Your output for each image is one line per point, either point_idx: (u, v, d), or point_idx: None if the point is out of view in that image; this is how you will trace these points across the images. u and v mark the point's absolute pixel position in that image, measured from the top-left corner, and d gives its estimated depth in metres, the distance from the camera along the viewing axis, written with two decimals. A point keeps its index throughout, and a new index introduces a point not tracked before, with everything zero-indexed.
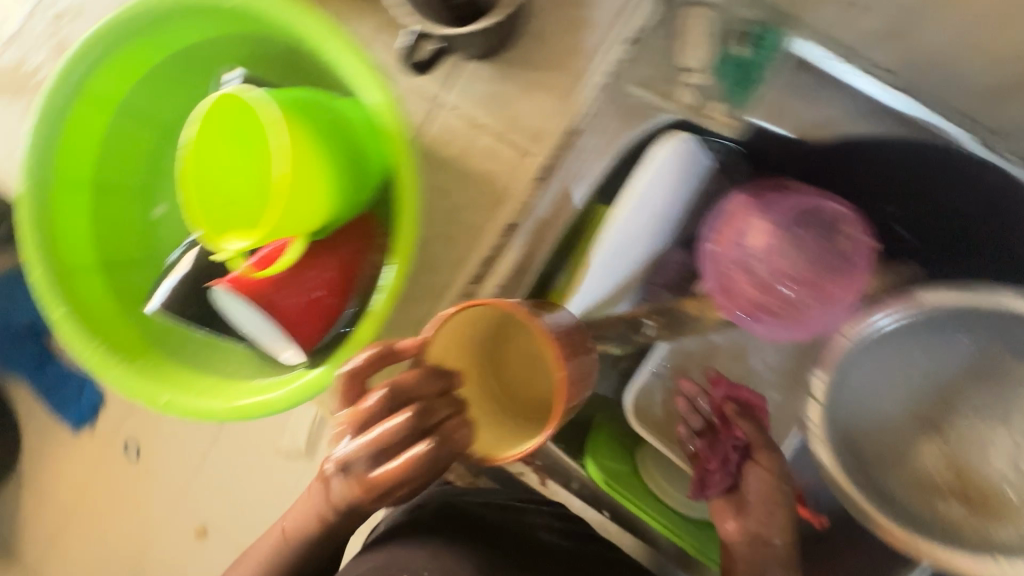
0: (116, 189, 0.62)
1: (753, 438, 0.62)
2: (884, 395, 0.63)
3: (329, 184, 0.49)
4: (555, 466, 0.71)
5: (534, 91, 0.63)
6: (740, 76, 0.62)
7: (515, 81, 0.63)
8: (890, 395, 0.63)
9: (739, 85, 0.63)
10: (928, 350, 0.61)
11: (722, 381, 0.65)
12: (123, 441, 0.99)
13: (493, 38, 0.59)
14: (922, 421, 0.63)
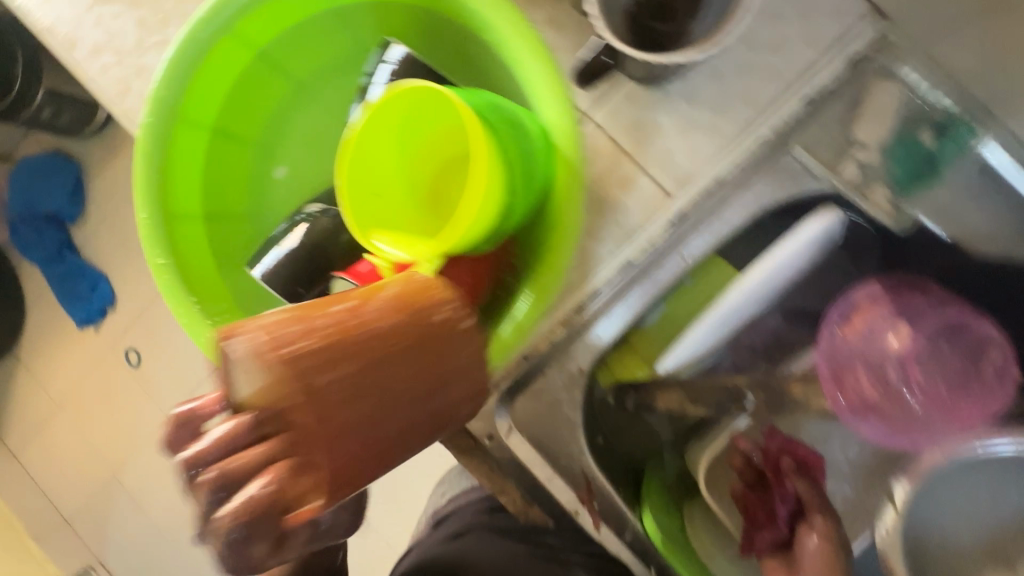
0: (235, 137, 0.58)
1: (807, 495, 0.60)
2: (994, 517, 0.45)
3: (496, 194, 0.41)
4: (610, 514, 0.67)
5: (692, 130, 0.59)
6: (917, 165, 0.59)
7: (674, 115, 0.59)
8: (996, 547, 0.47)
9: (914, 176, 0.59)
10: None
11: (777, 434, 0.65)
12: (126, 350, 1.30)
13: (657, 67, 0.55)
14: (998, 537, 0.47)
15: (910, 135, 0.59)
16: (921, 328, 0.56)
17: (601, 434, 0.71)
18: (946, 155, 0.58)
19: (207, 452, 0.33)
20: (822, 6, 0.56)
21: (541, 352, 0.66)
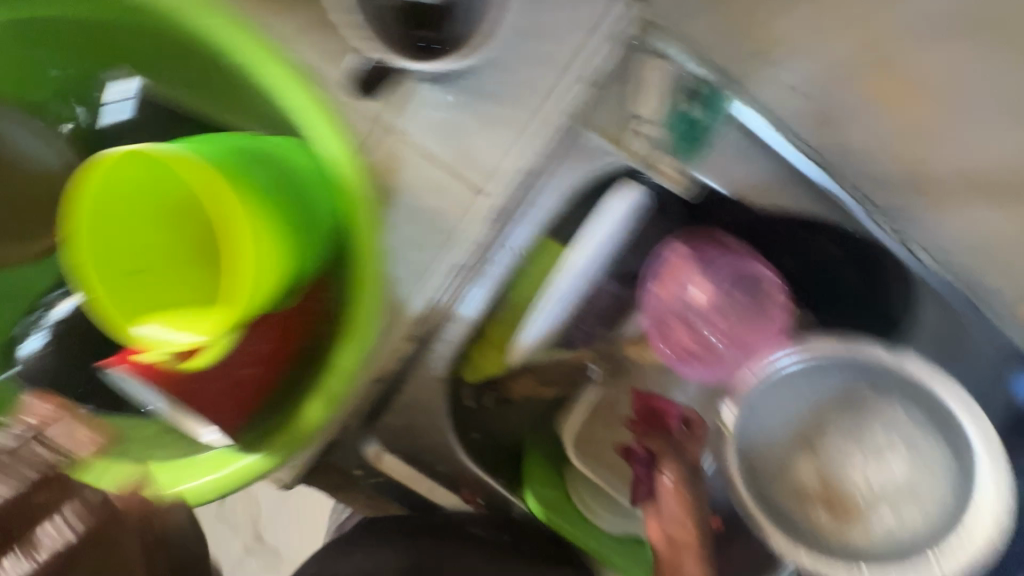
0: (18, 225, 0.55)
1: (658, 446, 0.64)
2: (786, 421, 0.66)
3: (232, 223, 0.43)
4: (493, 501, 0.72)
5: (489, 125, 0.59)
6: (688, 129, 0.64)
7: (465, 112, 0.59)
8: (785, 417, 0.66)
9: (689, 140, 0.64)
10: (815, 390, 0.66)
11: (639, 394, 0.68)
12: None
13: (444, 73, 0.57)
14: (801, 441, 0.66)
15: (677, 104, 0.64)
16: (717, 279, 0.66)
17: (475, 430, 0.73)
18: (708, 120, 0.65)
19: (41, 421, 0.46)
20: None
21: (389, 373, 0.63)
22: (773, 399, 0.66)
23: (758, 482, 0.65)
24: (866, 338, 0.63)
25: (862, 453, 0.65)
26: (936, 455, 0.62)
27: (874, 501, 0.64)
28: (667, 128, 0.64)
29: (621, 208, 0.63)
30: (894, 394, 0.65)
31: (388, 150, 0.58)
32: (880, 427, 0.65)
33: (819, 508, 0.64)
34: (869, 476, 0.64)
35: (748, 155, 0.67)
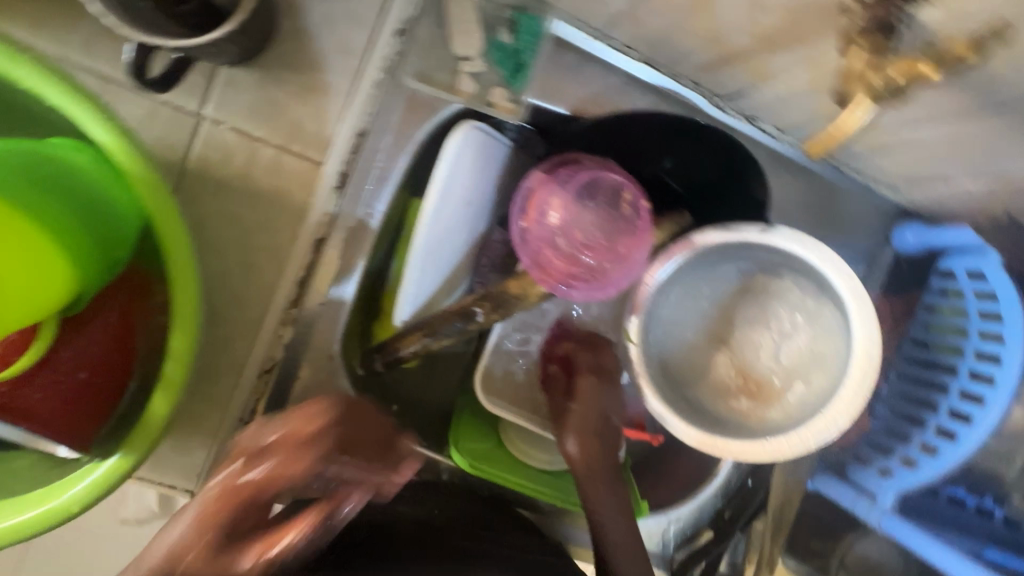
0: None
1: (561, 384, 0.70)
2: (688, 317, 0.72)
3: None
4: (419, 464, 0.73)
5: (309, 96, 0.60)
6: (511, 58, 0.64)
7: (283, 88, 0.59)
8: (690, 321, 0.73)
9: (511, 71, 0.65)
10: (709, 281, 0.72)
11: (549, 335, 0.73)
12: None
13: (243, 48, 0.55)
14: (709, 332, 0.72)
15: (493, 36, 0.64)
16: (575, 196, 0.66)
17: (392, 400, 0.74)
18: (528, 46, 0.64)
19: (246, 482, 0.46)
20: None
21: (274, 362, 0.63)
22: (675, 300, 0.72)
23: (676, 386, 0.72)
24: (739, 224, 0.67)
25: (766, 331, 0.70)
26: (818, 317, 0.68)
27: (785, 376, 0.69)
28: (487, 64, 0.64)
29: (458, 146, 0.62)
30: (780, 270, 0.70)
31: (212, 141, 0.58)
32: (777, 305, 0.71)
33: (738, 396, 0.70)
34: (775, 351, 0.70)
35: (581, 71, 0.68)
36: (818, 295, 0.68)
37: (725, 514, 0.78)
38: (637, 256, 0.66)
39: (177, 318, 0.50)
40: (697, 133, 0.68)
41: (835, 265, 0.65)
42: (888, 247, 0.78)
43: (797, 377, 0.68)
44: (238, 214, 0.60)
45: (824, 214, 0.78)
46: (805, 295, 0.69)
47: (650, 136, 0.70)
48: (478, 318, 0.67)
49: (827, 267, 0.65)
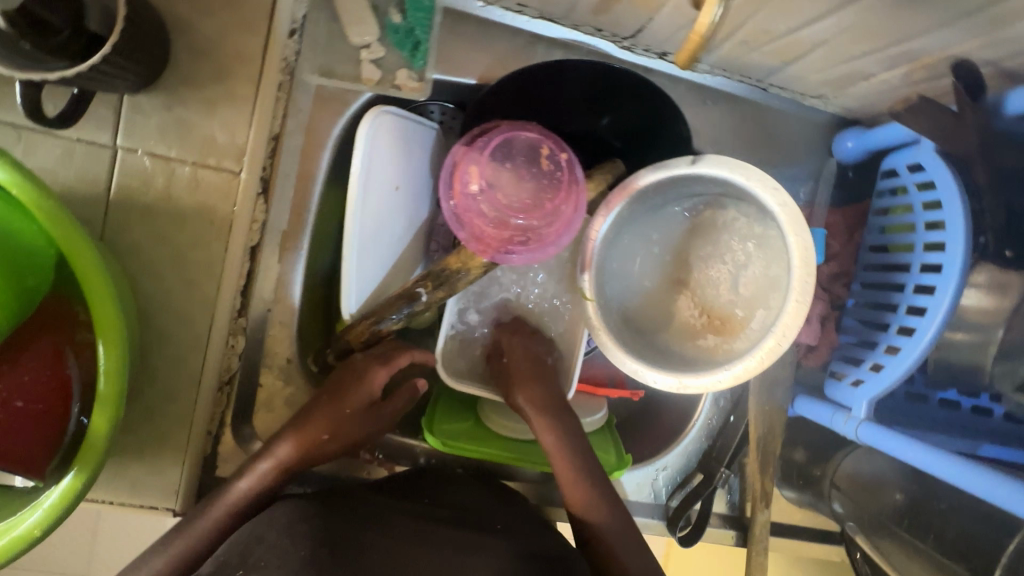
0: None
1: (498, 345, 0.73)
2: (641, 263, 0.72)
3: None
4: (393, 450, 0.74)
5: (215, 107, 0.61)
6: (407, 37, 0.64)
7: (189, 106, 0.60)
8: (647, 269, 0.73)
9: (411, 51, 0.65)
10: (655, 224, 0.72)
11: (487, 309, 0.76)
12: None
13: (142, 72, 0.57)
14: (664, 273, 0.72)
15: (386, 20, 0.64)
16: (496, 161, 0.66)
17: None
18: (421, 22, 0.64)
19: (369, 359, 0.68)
20: None
21: (231, 373, 0.67)
22: (625, 249, 0.72)
23: (643, 335, 0.72)
24: (670, 160, 0.66)
25: (720, 263, 0.69)
26: (766, 241, 0.66)
27: (746, 306, 0.67)
28: (387, 49, 0.65)
29: (371, 132, 0.63)
30: (724, 200, 0.68)
31: (130, 168, 0.60)
32: (726, 235, 0.68)
33: (704, 334, 0.69)
34: (731, 281, 0.68)
35: (482, 40, 0.69)
36: (761, 218, 0.66)
37: (713, 453, 0.77)
38: (567, 210, 0.65)
39: (108, 327, 0.47)
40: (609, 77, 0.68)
41: (761, 181, 0.61)
42: (830, 158, 0.77)
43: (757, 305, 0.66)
44: (169, 235, 0.61)
45: (758, 139, 0.77)
46: (751, 222, 0.67)
47: (564, 92, 0.70)
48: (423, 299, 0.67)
49: (759, 187, 0.62)
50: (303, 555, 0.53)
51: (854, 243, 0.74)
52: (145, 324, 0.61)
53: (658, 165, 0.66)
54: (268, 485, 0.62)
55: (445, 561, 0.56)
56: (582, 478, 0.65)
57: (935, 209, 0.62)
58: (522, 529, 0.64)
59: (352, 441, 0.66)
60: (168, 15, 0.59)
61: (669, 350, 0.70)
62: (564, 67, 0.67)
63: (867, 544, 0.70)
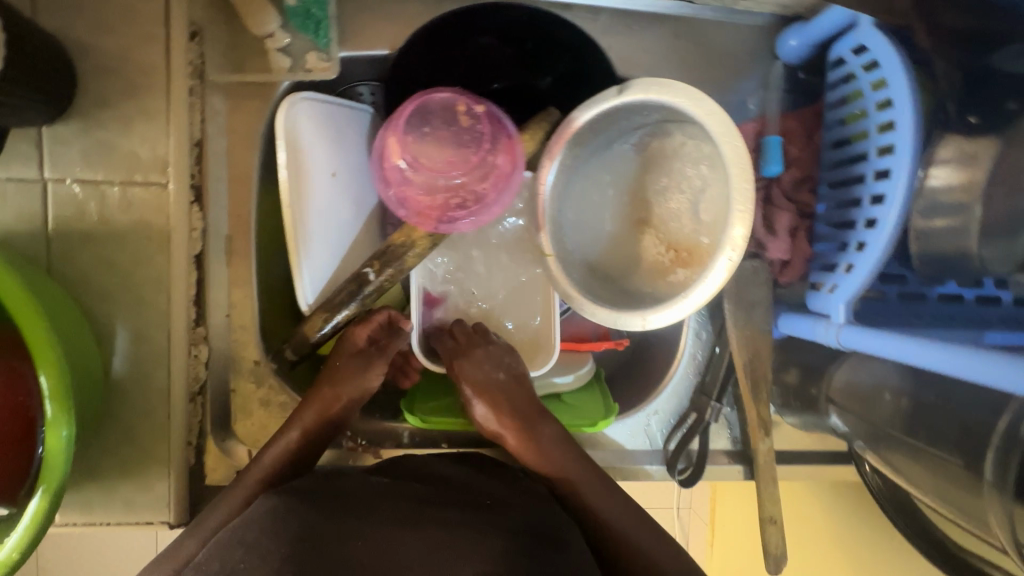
0: None
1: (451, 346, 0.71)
2: (599, 207, 0.69)
3: None
4: (377, 435, 0.74)
5: (133, 123, 0.61)
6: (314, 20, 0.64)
7: (106, 126, 0.61)
8: (605, 214, 0.69)
9: (315, 31, 0.64)
10: (606, 163, 0.69)
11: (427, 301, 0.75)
12: None
13: (53, 98, 0.57)
14: (625, 214, 0.69)
15: (284, 5, 0.64)
16: (412, 128, 0.64)
17: None
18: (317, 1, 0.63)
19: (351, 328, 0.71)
20: None
21: (202, 384, 0.67)
22: (580, 196, 0.69)
23: (613, 284, 0.68)
24: (601, 93, 0.62)
25: (679, 193, 0.65)
26: (716, 160, 0.62)
27: (709, 233, 0.63)
28: (292, 34, 0.65)
29: (293, 126, 0.62)
30: (671, 125, 0.64)
31: (62, 198, 0.60)
32: (679, 162, 0.65)
33: (674, 269, 0.65)
34: (692, 209, 0.65)
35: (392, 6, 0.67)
36: (705, 136, 0.62)
37: (702, 389, 0.75)
38: (504, 163, 0.64)
39: (43, 353, 0.48)
40: (524, 30, 0.69)
41: (687, 95, 0.58)
42: (775, 62, 0.73)
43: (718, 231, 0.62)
44: (111, 256, 0.62)
45: (700, 56, 0.73)
46: (698, 143, 0.63)
47: (484, 53, 0.70)
48: (373, 278, 0.66)
49: (689, 102, 0.59)
50: (280, 556, 0.50)
51: (813, 145, 0.69)
52: (106, 348, 0.62)
53: (591, 100, 0.62)
54: (290, 452, 0.63)
55: (433, 527, 0.55)
56: (564, 448, 0.67)
57: (881, 88, 0.58)
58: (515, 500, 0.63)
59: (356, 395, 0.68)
60: (68, 39, 0.59)
61: (639, 291, 0.67)
62: (479, 30, 0.69)
63: (880, 461, 0.65)
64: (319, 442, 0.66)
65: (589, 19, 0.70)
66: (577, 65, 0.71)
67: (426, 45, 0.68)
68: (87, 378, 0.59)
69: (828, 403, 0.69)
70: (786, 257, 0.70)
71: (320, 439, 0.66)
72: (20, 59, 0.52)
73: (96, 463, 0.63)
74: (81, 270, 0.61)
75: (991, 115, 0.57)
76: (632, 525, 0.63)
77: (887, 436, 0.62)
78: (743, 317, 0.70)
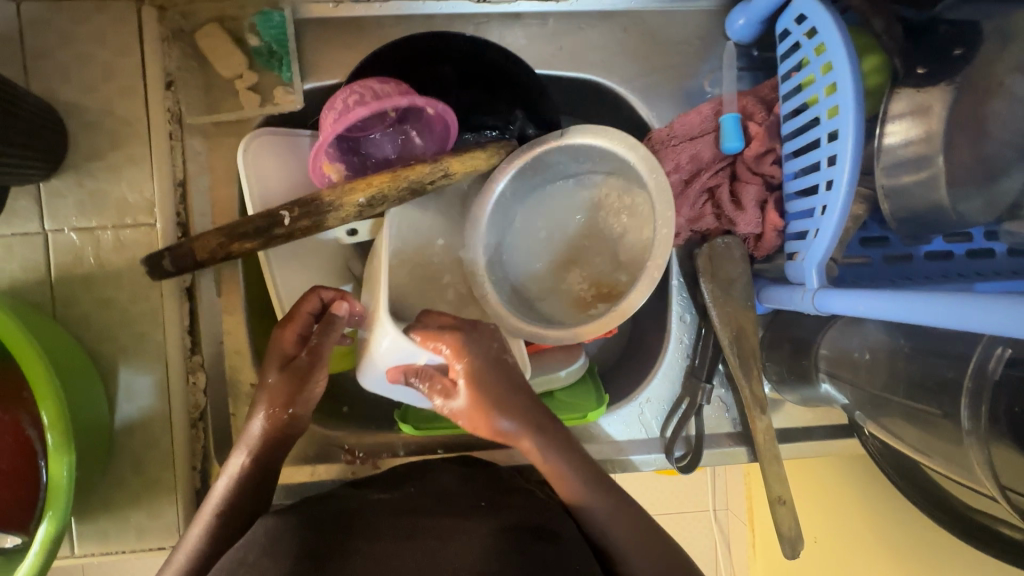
0: None
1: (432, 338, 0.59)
2: (531, 241, 0.71)
3: None
4: (374, 446, 0.76)
5: (120, 171, 0.66)
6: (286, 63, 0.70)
7: (96, 175, 0.65)
8: (536, 250, 0.71)
9: (279, 67, 0.70)
10: (545, 201, 0.71)
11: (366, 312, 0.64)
12: None
13: (46, 155, 0.62)
14: (555, 248, 0.71)
15: (250, 48, 0.70)
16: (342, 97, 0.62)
17: (347, 403, 0.81)
18: (277, 39, 0.69)
19: (289, 331, 0.61)
20: (103, 29, 0.65)
21: (202, 410, 0.71)
22: (512, 230, 0.70)
23: (541, 312, 0.69)
24: (540, 138, 0.65)
25: (603, 242, 0.70)
26: (637, 209, 0.67)
27: (629, 273, 0.68)
28: (259, 73, 0.70)
29: (252, 161, 0.66)
30: (598, 179, 0.69)
31: (62, 247, 0.65)
32: (607, 214, 0.70)
33: (595, 303, 0.69)
34: (616, 254, 0.69)
35: (351, 37, 0.71)
36: (632, 188, 0.67)
37: (692, 372, 0.74)
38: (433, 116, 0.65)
39: (41, 387, 0.52)
40: (472, 50, 0.70)
41: (620, 140, 0.63)
42: (727, 42, 0.74)
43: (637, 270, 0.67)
44: (108, 295, 0.66)
45: (652, 47, 0.75)
46: (634, 193, 0.67)
47: (436, 75, 0.72)
48: (288, 224, 0.60)
49: (619, 150, 0.64)
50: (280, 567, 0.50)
51: (772, 117, 0.69)
52: (110, 383, 0.66)
53: (529, 143, 0.65)
54: (248, 479, 0.59)
55: (428, 531, 0.55)
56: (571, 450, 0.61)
57: (823, 52, 0.59)
58: (506, 498, 0.62)
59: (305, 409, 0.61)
60: (58, 102, 0.64)
61: (558, 317, 0.69)
62: (426, 53, 0.70)
63: (881, 431, 0.62)
64: (275, 462, 0.61)
65: (538, 26, 0.73)
66: (517, 84, 0.71)
67: (372, 74, 0.68)
68: (95, 410, 0.62)
69: (819, 373, 0.66)
70: (758, 230, 0.70)
71: (276, 455, 0.61)
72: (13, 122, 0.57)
73: (109, 494, 0.66)
74: (81, 311, 0.66)
75: (938, 65, 0.57)
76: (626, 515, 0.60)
77: (882, 402, 0.59)
78: (724, 294, 0.70)
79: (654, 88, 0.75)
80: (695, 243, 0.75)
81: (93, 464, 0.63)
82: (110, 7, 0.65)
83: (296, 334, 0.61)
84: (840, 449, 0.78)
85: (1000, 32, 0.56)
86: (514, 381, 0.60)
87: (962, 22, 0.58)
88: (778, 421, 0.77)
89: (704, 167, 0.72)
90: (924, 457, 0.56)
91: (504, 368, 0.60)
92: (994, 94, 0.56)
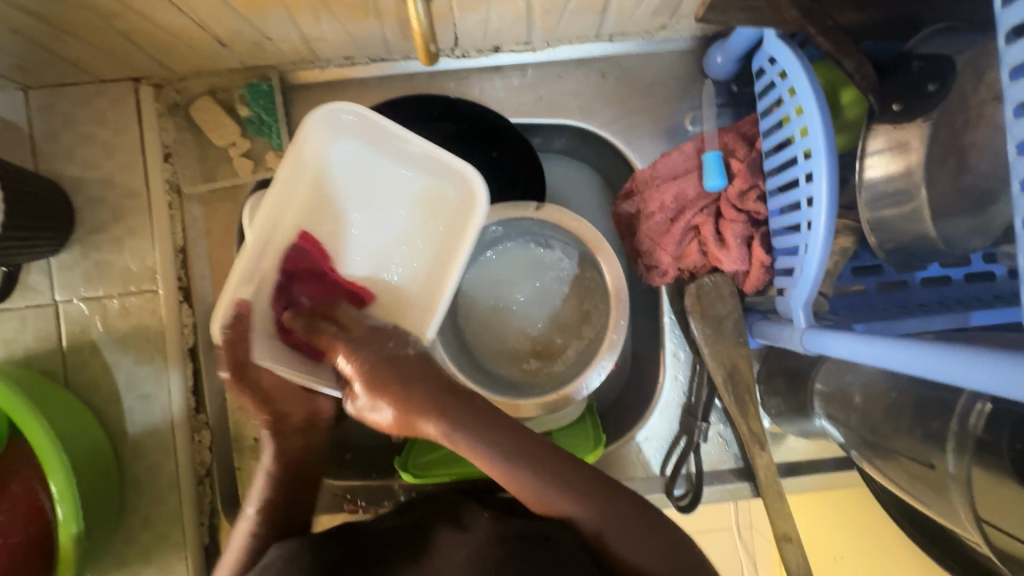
0: None
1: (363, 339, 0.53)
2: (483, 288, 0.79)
3: None
4: (374, 495, 0.77)
5: (124, 242, 0.69)
6: (277, 128, 0.73)
7: (103, 247, 0.69)
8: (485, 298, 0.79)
9: (270, 133, 0.73)
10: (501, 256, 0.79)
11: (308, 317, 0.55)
12: None
13: (54, 232, 0.65)
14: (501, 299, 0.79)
15: (242, 117, 0.73)
16: None
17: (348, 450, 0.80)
18: (266, 108, 0.72)
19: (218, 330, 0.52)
20: (106, 109, 0.68)
21: (208, 467, 0.72)
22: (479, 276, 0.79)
23: (485, 368, 0.76)
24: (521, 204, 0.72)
25: (539, 303, 0.78)
26: (581, 284, 0.77)
27: (561, 335, 0.77)
28: (251, 139, 0.74)
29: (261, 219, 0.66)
30: (550, 243, 0.77)
31: (71, 315, 0.68)
32: (546, 279, 0.78)
33: (528, 358, 0.77)
34: (551, 314, 0.78)
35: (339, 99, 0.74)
36: (586, 266, 0.76)
37: (688, 410, 0.74)
38: None
39: (53, 464, 0.55)
40: (451, 103, 0.71)
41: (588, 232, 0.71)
42: (706, 80, 0.75)
43: (570, 336, 0.77)
44: (114, 358, 0.69)
45: (630, 87, 0.76)
46: (585, 268, 0.77)
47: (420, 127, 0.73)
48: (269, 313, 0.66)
49: (583, 234, 0.72)
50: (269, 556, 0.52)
51: (753, 153, 0.69)
52: (118, 443, 0.69)
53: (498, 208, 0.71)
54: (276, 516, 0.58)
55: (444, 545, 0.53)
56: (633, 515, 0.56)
57: (794, 94, 0.59)
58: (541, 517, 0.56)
59: (300, 416, 0.59)
60: (65, 179, 0.68)
61: (500, 374, 0.76)
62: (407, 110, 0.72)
63: (878, 472, 0.60)
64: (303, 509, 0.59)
65: (516, 77, 0.75)
66: (496, 132, 0.73)
67: None
68: (108, 472, 0.65)
69: (815, 409, 0.65)
70: (745, 266, 0.70)
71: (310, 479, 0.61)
72: (24, 207, 0.60)
73: (122, 552, 0.69)
74: (88, 376, 0.68)
75: (912, 101, 0.57)
76: (553, 498, 0.51)
77: (876, 444, 0.58)
78: (715, 331, 0.70)
79: (636, 129, 0.76)
80: (684, 279, 0.76)
81: (107, 523, 0.65)
82: (110, 89, 0.69)
83: (229, 339, 0.52)
84: (850, 481, 0.75)
85: (973, 67, 0.55)
86: (463, 386, 0.53)
87: (935, 56, 0.57)
88: (780, 454, 0.76)
89: (689, 205, 0.72)
90: (921, 503, 0.55)
91: (413, 363, 0.52)
92: (974, 124, 0.55)
